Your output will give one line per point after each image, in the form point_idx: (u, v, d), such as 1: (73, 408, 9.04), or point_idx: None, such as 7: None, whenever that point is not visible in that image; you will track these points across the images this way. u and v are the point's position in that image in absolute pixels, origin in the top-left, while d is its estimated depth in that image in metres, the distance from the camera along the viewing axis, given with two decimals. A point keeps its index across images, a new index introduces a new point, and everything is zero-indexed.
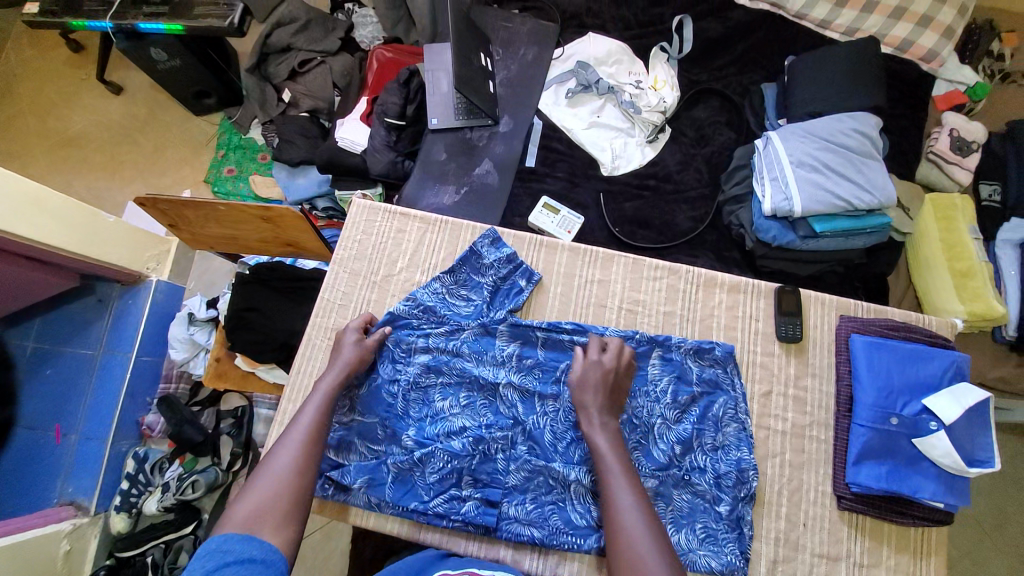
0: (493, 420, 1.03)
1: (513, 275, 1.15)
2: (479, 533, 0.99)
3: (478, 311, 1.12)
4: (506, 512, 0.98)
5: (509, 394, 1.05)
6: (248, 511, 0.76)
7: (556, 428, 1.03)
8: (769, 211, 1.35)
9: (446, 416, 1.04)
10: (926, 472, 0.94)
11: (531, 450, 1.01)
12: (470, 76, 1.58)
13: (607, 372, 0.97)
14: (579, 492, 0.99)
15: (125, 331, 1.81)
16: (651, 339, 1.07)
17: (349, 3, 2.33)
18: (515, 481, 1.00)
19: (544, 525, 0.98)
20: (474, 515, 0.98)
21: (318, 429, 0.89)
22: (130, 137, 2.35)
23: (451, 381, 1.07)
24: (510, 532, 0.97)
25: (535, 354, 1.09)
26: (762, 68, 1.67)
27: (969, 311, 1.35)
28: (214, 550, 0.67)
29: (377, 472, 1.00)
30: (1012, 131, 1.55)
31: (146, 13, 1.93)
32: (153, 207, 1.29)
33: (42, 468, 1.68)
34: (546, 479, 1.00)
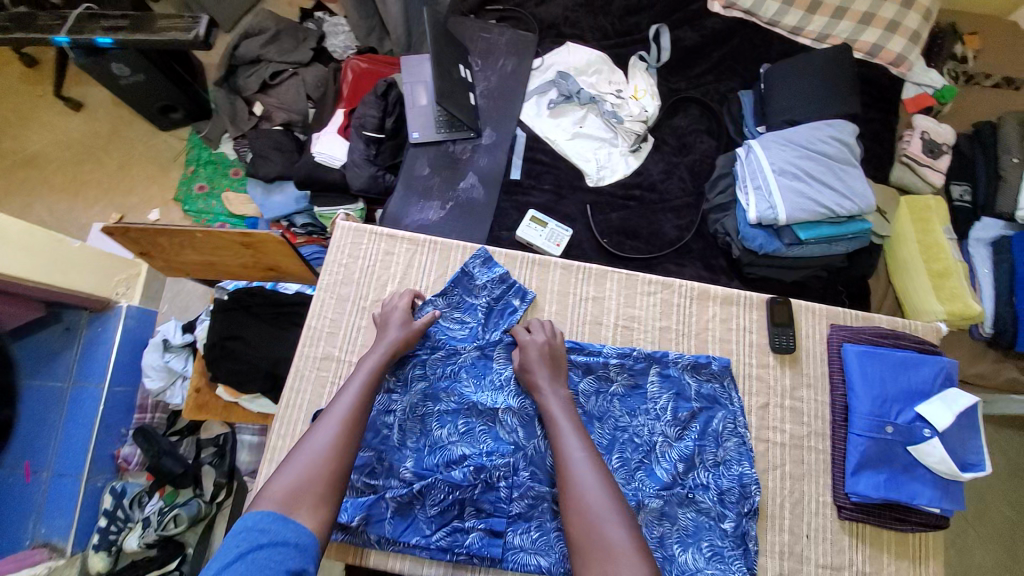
0: (494, 446, 1.01)
1: (507, 295, 1.12)
2: (484, 565, 0.97)
3: (473, 331, 1.09)
4: (511, 541, 0.97)
5: (509, 419, 1.02)
6: (285, 488, 0.78)
7: None
8: (754, 220, 1.36)
9: (445, 444, 1.01)
10: (922, 478, 0.96)
11: (535, 477, 0.99)
12: (450, 89, 1.56)
13: (543, 347, 1.03)
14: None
15: (96, 360, 1.73)
16: (649, 355, 1.07)
17: (319, 12, 2.28)
18: (519, 509, 0.98)
19: (550, 552, 0.96)
20: (479, 547, 0.96)
21: (360, 410, 0.90)
22: (93, 156, 2.23)
23: (449, 408, 1.03)
24: (516, 562, 0.96)
25: None
26: (738, 75, 1.70)
27: (949, 310, 1.39)
28: (256, 529, 0.72)
29: (376, 509, 0.97)
30: (978, 131, 1.59)
31: (106, 27, 1.85)
32: (123, 236, 1.22)
33: (12, 509, 1.58)
34: (551, 505, 0.98)
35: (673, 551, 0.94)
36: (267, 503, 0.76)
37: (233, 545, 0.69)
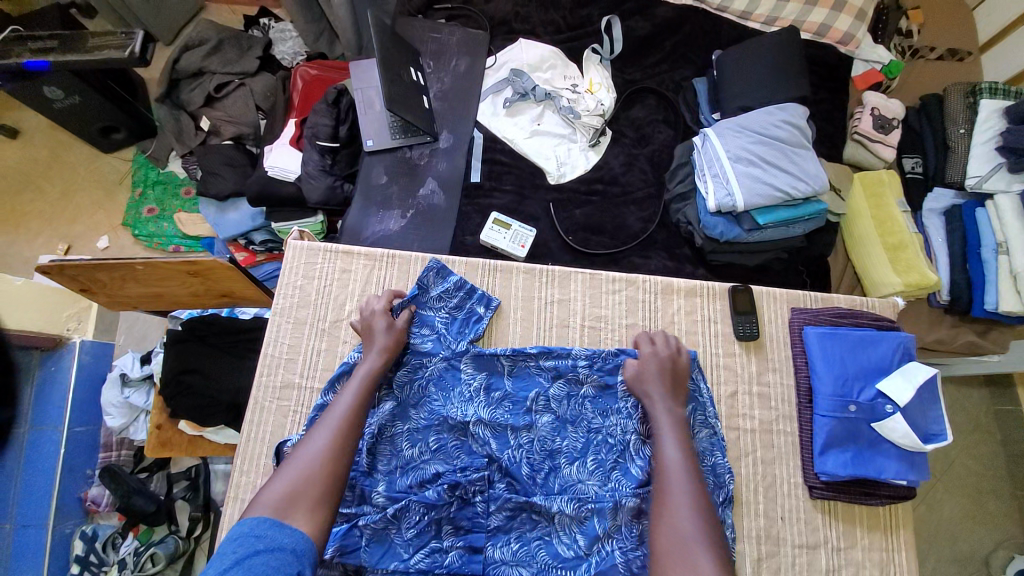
0: (468, 461, 0.99)
1: (470, 304, 1.11)
2: None
3: (440, 341, 1.07)
4: (492, 556, 0.95)
5: (481, 431, 1.01)
6: (282, 492, 0.76)
7: (533, 460, 1.00)
8: (713, 208, 1.37)
9: (418, 463, 0.99)
10: (888, 452, 0.98)
11: (511, 487, 0.98)
12: (401, 93, 1.51)
13: (656, 361, 1.01)
14: (564, 522, 0.97)
15: (53, 400, 1.64)
16: (613, 353, 1.07)
17: (264, 18, 2.20)
18: (498, 522, 0.96)
19: (532, 562, 0.95)
20: (460, 565, 0.94)
21: (356, 416, 0.88)
22: (33, 184, 2.11)
23: (419, 425, 1.02)
24: None
25: (503, 385, 1.06)
26: (691, 62, 1.70)
27: (906, 282, 1.42)
28: (252, 534, 0.69)
29: (351, 539, 0.93)
30: (926, 105, 1.62)
31: (33, 50, 1.74)
32: (61, 273, 1.15)
33: None
34: (529, 515, 0.97)
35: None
36: (260, 508, 0.74)
37: (230, 551, 0.67)
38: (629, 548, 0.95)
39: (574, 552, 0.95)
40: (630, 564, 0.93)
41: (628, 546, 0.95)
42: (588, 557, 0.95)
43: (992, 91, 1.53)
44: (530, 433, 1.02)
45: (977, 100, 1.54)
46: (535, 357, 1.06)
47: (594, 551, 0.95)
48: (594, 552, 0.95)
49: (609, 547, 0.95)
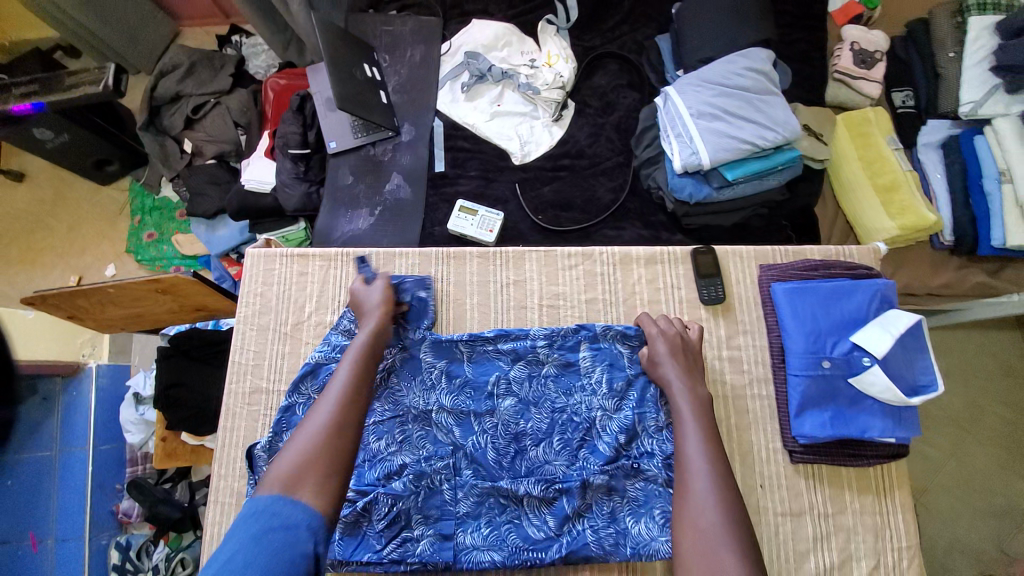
0: (433, 450, 0.99)
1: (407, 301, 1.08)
2: (440, 570, 0.95)
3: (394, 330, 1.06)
4: (463, 542, 0.95)
5: (444, 418, 1.00)
6: (302, 455, 0.72)
7: (497, 444, 0.99)
8: (680, 169, 1.30)
9: (385, 456, 0.97)
10: (871, 409, 0.91)
11: (478, 473, 0.98)
12: (355, 92, 1.51)
13: (672, 343, 0.96)
14: (533, 504, 0.96)
15: (79, 423, 1.72)
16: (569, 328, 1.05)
17: (235, 35, 2.22)
18: (466, 508, 0.96)
19: (503, 546, 0.94)
20: (431, 554, 0.93)
21: (360, 380, 0.84)
22: (41, 223, 2.22)
23: (383, 418, 1.00)
24: (471, 561, 0.93)
25: (463, 371, 1.04)
26: (653, 20, 1.62)
27: (900, 225, 1.33)
28: (268, 511, 0.66)
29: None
30: (912, 32, 1.50)
31: (19, 94, 1.79)
32: (44, 303, 1.19)
33: None
34: (497, 499, 0.96)
35: (626, 524, 0.94)
36: (277, 475, 0.70)
37: (246, 529, 0.64)
38: (600, 526, 0.94)
39: (544, 533, 0.94)
40: (602, 541, 0.93)
41: (598, 524, 0.94)
42: (560, 537, 0.94)
43: (982, 7, 1.40)
44: (493, 418, 1.00)
45: (965, 19, 1.41)
46: (491, 340, 1.04)
47: (565, 530, 0.94)
48: (565, 531, 0.94)
49: (580, 526, 0.94)
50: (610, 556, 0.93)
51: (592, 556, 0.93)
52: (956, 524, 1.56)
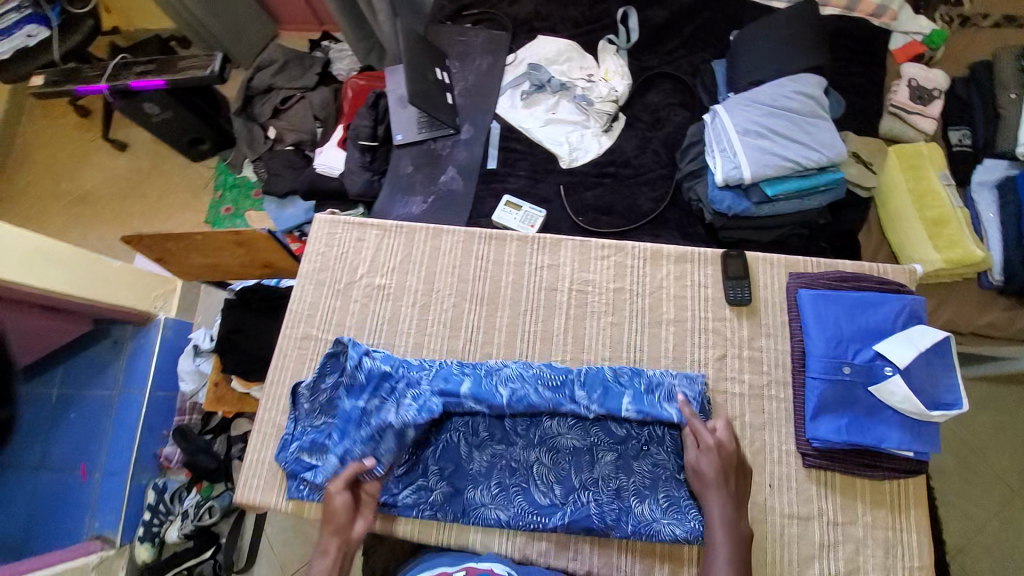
0: (455, 407, 1.04)
1: (413, 381, 1.06)
2: (448, 521, 1.00)
3: (412, 381, 1.06)
4: (472, 498, 1.00)
5: (470, 385, 1.06)
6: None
7: (516, 413, 1.03)
8: (721, 182, 1.35)
9: (411, 410, 1.04)
10: (889, 420, 0.93)
11: (493, 437, 1.04)
12: (425, 90, 1.66)
13: (719, 460, 0.90)
14: (542, 472, 1.01)
15: (139, 368, 1.82)
16: (601, 386, 1.03)
17: (325, 40, 2.46)
18: (480, 467, 1.02)
19: (509, 507, 0.99)
20: (442, 503, 1.00)
21: None
22: (137, 190, 2.41)
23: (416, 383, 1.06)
24: (478, 516, 0.99)
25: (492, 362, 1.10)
26: (710, 46, 1.70)
27: (946, 259, 1.31)
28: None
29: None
30: (975, 73, 1.50)
31: (137, 72, 2.05)
32: (139, 243, 1.38)
33: (70, 506, 1.68)
34: (509, 462, 1.02)
35: (630, 503, 0.97)
36: None
37: None
38: (604, 501, 0.97)
39: (550, 500, 0.99)
40: (604, 515, 0.96)
41: (603, 499, 0.97)
42: (564, 505, 0.98)
43: None
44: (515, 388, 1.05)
45: None
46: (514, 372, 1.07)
47: (570, 500, 0.98)
48: (570, 501, 0.98)
49: (585, 498, 0.98)
50: (610, 531, 0.95)
51: (593, 529, 0.96)
52: None
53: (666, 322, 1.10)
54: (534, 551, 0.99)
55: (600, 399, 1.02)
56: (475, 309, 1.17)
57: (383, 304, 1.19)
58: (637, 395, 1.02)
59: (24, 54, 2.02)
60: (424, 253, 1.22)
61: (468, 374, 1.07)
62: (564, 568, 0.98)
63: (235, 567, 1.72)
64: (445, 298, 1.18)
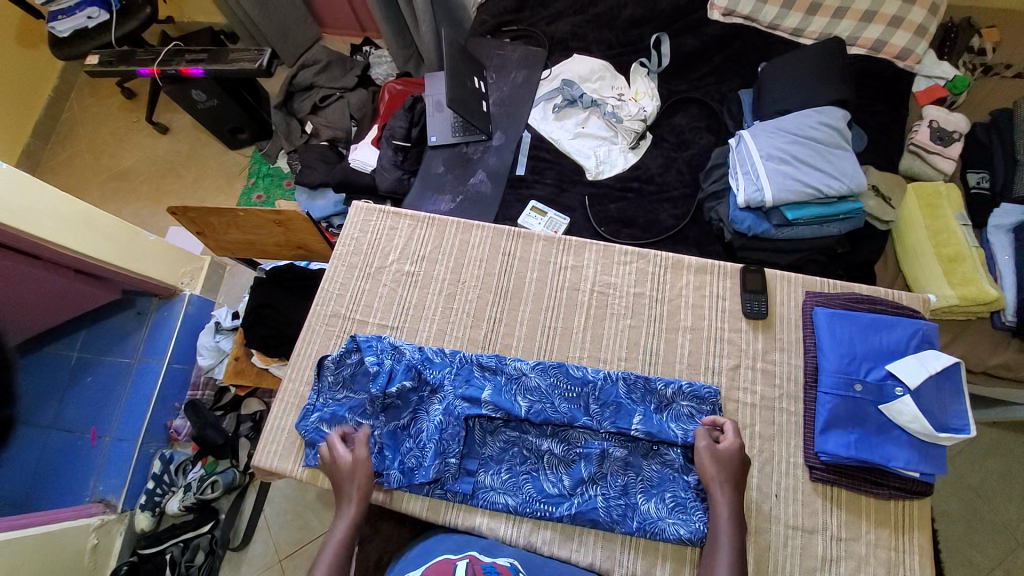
0: (472, 392, 1.07)
1: (437, 388, 1.09)
2: (457, 501, 1.03)
3: (435, 386, 1.10)
4: (482, 481, 1.03)
5: (486, 374, 1.11)
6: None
7: (530, 402, 1.06)
8: (743, 203, 1.40)
9: (430, 394, 1.09)
10: (898, 440, 0.95)
11: (507, 424, 1.07)
12: (463, 97, 1.73)
13: (732, 458, 0.94)
14: (552, 463, 1.04)
15: (160, 339, 1.82)
16: (615, 405, 1.06)
17: (367, 46, 2.52)
18: (492, 452, 1.06)
19: (518, 493, 1.02)
20: (453, 484, 1.03)
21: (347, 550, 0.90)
22: (173, 171, 2.48)
23: (435, 372, 1.11)
24: (486, 499, 1.02)
25: (514, 361, 1.13)
26: (738, 76, 1.77)
27: (961, 295, 1.32)
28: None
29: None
30: (996, 119, 1.54)
31: (189, 59, 2.09)
32: (185, 215, 1.45)
33: (76, 468, 1.68)
34: (520, 450, 1.05)
35: (636, 500, 0.99)
36: None
37: None
38: (612, 496, 1.00)
39: (558, 490, 1.01)
40: (610, 510, 0.99)
41: (610, 494, 1.00)
42: (572, 497, 1.01)
43: None
44: (532, 381, 1.09)
45: None
46: (534, 376, 1.10)
47: (578, 492, 1.01)
48: (577, 493, 1.01)
49: (593, 492, 1.01)
50: (615, 526, 0.98)
51: (599, 522, 0.98)
52: None
53: (682, 328, 1.15)
54: (538, 539, 1.01)
55: (612, 417, 1.04)
56: (499, 303, 1.21)
57: (411, 290, 1.24)
58: (648, 415, 1.04)
59: (83, 35, 2.14)
60: (454, 245, 1.27)
61: (489, 381, 1.10)
62: (567, 559, 1.00)
63: (230, 545, 1.71)
64: (470, 290, 1.23)
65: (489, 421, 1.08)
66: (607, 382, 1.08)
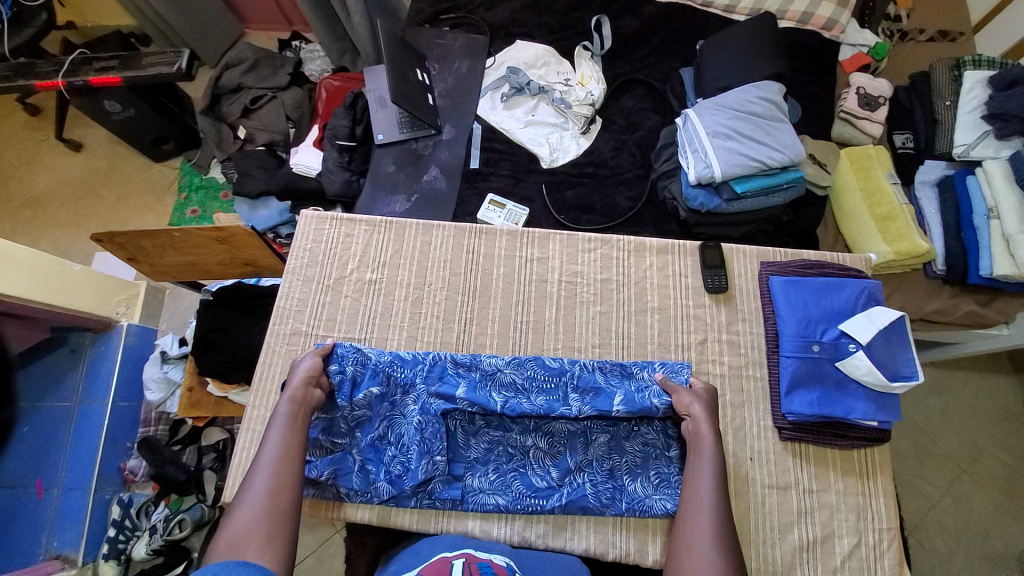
0: (445, 388, 1.08)
1: (409, 388, 1.09)
2: (446, 508, 1.03)
3: (407, 386, 1.09)
4: (470, 484, 1.04)
5: (458, 370, 1.11)
6: (250, 518, 0.80)
7: (503, 391, 1.08)
8: (694, 180, 1.44)
9: (403, 395, 1.08)
10: (855, 393, 1.02)
11: (489, 422, 1.08)
12: (407, 90, 1.66)
13: (706, 394, 1.03)
14: (538, 456, 1.05)
15: (101, 377, 1.68)
16: (594, 390, 1.07)
17: (296, 41, 2.34)
18: (477, 454, 1.06)
19: (507, 491, 1.03)
20: (441, 491, 1.03)
21: (290, 447, 0.92)
22: (93, 191, 2.27)
23: (405, 376, 1.10)
24: (476, 502, 1.02)
25: (485, 358, 1.13)
26: (679, 54, 1.80)
27: (895, 250, 1.41)
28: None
29: (342, 463, 1.03)
30: (915, 82, 1.64)
31: (97, 68, 1.89)
32: (111, 241, 1.37)
33: (19, 526, 1.53)
34: (505, 448, 1.06)
35: (623, 481, 1.03)
36: (217, 550, 0.76)
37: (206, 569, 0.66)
38: (599, 481, 1.03)
39: (547, 483, 1.03)
40: (599, 495, 1.02)
41: (598, 479, 1.03)
42: (561, 488, 1.03)
43: (976, 63, 1.56)
44: (504, 372, 1.10)
45: (961, 73, 1.57)
46: (507, 367, 1.10)
47: (566, 482, 1.03)
48: (566, 483, 1.03)
49: (581, 479, 1.03)
50: (606, 509, 1.01)
51: (589, 508, 1.01)
52: (950, 563, 1.59)
53: (650, 309, 1.17)
54: (531, 533, 1.02)
55: (591, 400, 1.05)
56: (467, 302, 1.20)
57: (375, 298, 1.20)
58: (629, 395, 1.06)
59: None
60: (415, 246, 1.24)
61: (463, 378, 1.10)
62: (562, 548, 1.02)
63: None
64: (437, 292, 1.21)
65: (468, 420, 1.08)
66: (584, 371, 1.10)
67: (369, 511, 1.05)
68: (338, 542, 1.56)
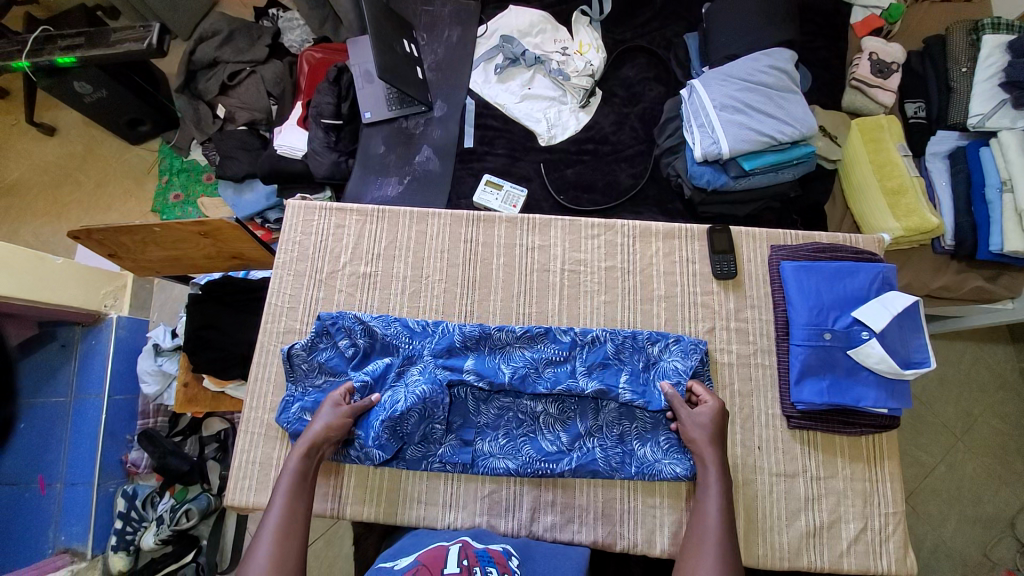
0: (451, 356, 1.10)
1: (416, 359, 1.10)
2: (458, 471, 1.07)
3: (414, 358, 1.10)
4: (481, 449, 1.07)
5: (464, 346, 1.11)
6: None
7: (514, 352, 1.12)
8: (700, 157, 1.38)
9: (406, 371, 1.09)
10: (866, 380, 1.03)
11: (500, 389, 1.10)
12: (394, 64, 1.54)
13: (712, 420, 1.00)
14: (548, 422, 1.08)
15: (94, 371, 1.61)
16: (601, 364, 1.09)
17: (273, 9, 2.14)
18: (487, 420, 1.09)
19: (517, 455, 1.05)
20: (452, 455, 1.06)
21: (294, 512, 0.90)
22: (70, 177, 2.16)
23: (413, 336, 1.13)
24: (487, 466, 1.05)
25: (491, 327, 1.14)
26: (683, 19, 1.69)
27: (906, 226, 1.35)
28: None
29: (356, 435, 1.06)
30: (929, 45, 1.56)
31: (62, 47, 1.75)
32: (89, 238, 1.33)
33: (23, 525, 1.48)
34: (516, 414, 1.09)
35: (632, 446, 1.06)
36: None
37: None
38: (609, 445, 1.06)
39: (557, 447, 1.06)
40: (608, 459, 1.05)
41: (607, 444, 1.06)
42: (571, 452, 1.06)
43: (996, 27, 1.47)
44: (517, 346, 1.12)
45: (979, 37, 1.48)
46: (520, 335, 1.12)
47: (576, 447, 1.06)
48: (576, 447, 1.06)
49: (591, 444, 1.06)
50: (615, 473, 1.04)
51: (599, 471, 1.04)
52: (942, 529, 1.62)
53: (656, 297, 1.17)
54: (539, 526, 1.06)
55: (598, 376, 1.08)
56: (467, 294, 1.19)
57: (370, 293, 1.19)
58: (634, 373, 1.08)
59: None
60: (411, 237, 1.23)
61: (472, 352, 1.12)
62: (569, 540, 1.05)
63: (219, 569, 1.60)
64: (436, 283, 1.20)
65: (480, 390, 1.10)
66: (594, 343, 1.12)
67: (376, 509, 1.07)
68: (345, 525, 1.56)
